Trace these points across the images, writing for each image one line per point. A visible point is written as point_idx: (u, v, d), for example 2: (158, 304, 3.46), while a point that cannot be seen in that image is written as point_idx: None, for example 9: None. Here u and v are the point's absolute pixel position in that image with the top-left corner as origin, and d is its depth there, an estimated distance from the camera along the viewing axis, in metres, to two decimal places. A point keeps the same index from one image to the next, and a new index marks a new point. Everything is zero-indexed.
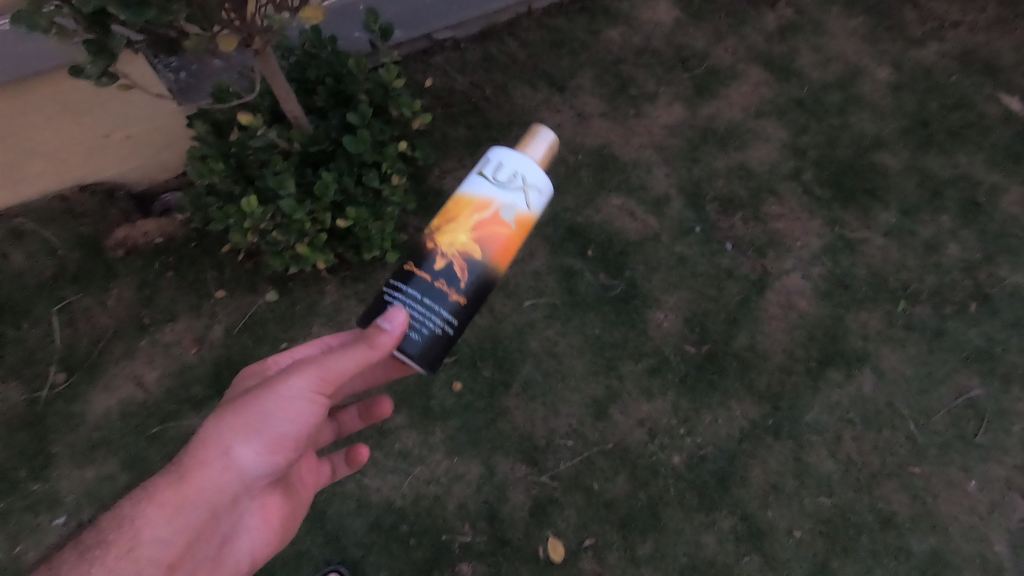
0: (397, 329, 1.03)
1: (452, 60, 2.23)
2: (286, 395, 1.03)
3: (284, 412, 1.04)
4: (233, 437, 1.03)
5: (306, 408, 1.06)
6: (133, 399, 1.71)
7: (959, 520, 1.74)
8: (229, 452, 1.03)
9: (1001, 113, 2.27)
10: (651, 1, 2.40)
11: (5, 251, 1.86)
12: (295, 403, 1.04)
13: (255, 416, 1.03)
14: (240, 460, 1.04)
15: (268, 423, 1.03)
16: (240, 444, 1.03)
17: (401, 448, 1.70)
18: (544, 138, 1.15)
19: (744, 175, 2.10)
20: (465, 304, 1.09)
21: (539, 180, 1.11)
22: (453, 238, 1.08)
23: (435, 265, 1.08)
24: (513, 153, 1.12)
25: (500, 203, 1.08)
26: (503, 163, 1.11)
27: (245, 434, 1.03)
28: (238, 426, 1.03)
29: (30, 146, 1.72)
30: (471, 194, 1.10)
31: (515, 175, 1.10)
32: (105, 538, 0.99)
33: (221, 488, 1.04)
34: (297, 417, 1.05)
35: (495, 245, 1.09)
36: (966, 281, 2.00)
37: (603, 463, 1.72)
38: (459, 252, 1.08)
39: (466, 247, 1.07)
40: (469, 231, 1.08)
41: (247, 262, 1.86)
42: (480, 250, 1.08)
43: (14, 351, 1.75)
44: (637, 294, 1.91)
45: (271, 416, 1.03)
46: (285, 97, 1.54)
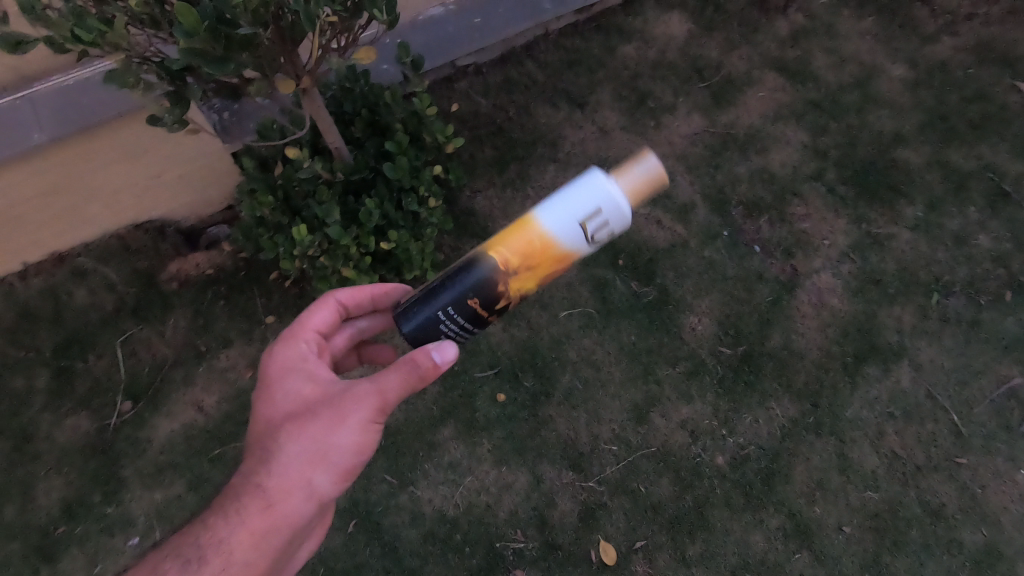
0: (449, 364, 1.08)
1: (475, 84, 2.32)
2: (354, 428, 1.09)
3: (352, 441, 1.10)
4: (311, 472, 1.10)
5: (372, 436, 1.12)
6: (195, 423, 1.81)
7: (1009, 510, 1.74)
8: (307, 484, 1.11)
9: (1020, 103, 2.29)
10: (664, 16, 2.48)
11: (68, 289, 1.97)
12: (363, 434, 1.10)
13: (327, 449, 1.10)
14: (316, 488, 1.12)
15: (340, 455, 1.10)
16: (317, 475, 1.10)
17: (450, 460, 1.76)
18: (647, 178, 1.09)
19: (767, 178, 2.14)
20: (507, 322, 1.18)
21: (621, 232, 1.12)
22: (524, 283, 1.09)
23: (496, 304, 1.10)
24: (614, 197, 1.05)
25: (579, 255, 1.09)
26: (598, 207, 1.05)
27: (321, 467, 1.10)
28: (314, 461, 1.10)
29: (91, 191, 1.82)
30: (558, 240, 1.06)
31: (606, 225, 1.07)
32: (205, 556, 1.10)
33: (302, 512, 1.13)
34: (364, 445, 1.11)
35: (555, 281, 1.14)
36: (999, 271, 2.01)
37: (647, 467, 1.75)
38: (524, 293, 1.11)
39: (531, 290, 1.11)
40: (540, 276, 1.10)
41: (293, 288, 1.96)
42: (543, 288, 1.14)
43: (82, 383, 1.85)
44: (669, 300, 1.95)
45: (343, 448, 1.09)
46: (328, 131, 1.63)
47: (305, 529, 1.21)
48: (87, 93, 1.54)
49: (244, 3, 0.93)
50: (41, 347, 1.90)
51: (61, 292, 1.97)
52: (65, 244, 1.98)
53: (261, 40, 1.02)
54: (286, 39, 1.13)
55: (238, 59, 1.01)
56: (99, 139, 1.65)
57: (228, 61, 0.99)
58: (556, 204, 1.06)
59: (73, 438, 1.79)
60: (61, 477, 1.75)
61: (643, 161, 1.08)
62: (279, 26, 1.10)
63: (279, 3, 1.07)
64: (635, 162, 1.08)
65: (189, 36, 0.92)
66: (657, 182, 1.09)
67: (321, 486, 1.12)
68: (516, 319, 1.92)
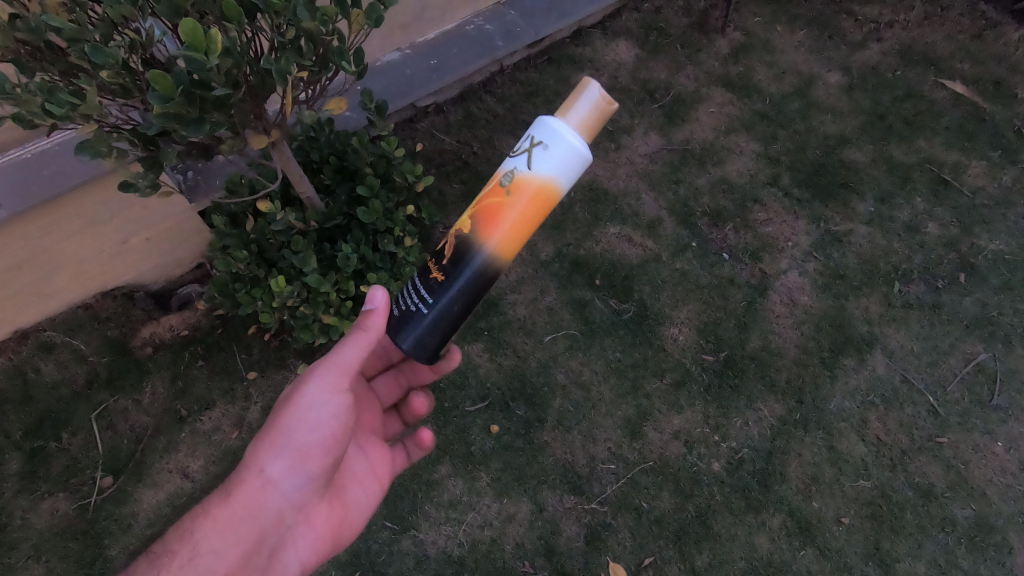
0: (377, 304, 1.14)
1: (437, 123, 2.36)
2: (309, 397, 1.11)
3: (312, 416, 1.12)
4: (268, 452, 1.11)
5: (330, 410, 1.13)
6: (182, 490, 1.75)
7: (994, 482, 1.80)
8: (267, 462, 1.10)
9: (947, 97, 2.46)
10: (612, 44, 2.59)
11: (36, 366, 1.90)
12: (318, 405, 1.11)
13: (283, 424, 1.11)
14: (276, 469, 1.11)
15: (298, 428, 1.10)
16: (276, 455, 1.11)
17: (450, 498, 1.73)
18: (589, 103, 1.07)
19: (727, 188, 2.23)
20: (441, 278, 1.10)
21: (548, 140, 1.05)
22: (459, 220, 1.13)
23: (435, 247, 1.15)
24: (552, 126, 1.06)
25: (498, 173, 1.09)
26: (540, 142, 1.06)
27: (279, 443, 1.11)
28: (271, 436, 1.11)
29: (57, 264, 1.77)
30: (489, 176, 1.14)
31: (548, 153, 1.06)
32: (170, 548, 1.06)
33: (263, 497, 1.10)
34: (324, 422, 1.12)
35: (482, 214, 1.08)
36: (951, 255, 2.13)
37: (647, 482, 1.76)
38: (452, 230, 1.12)
39: (466, 230, 1.09)
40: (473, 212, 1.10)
41: (273, 340, 1.94)
42: (470, 228, 1.09)
43: (58, 463, 1.77)
44: (648, 314, 2.00)
45: (299, 421, 1.11)
46: (299, 181, 1.63)
47: (275, 537, 1.15)
48: (53, 165, 1.52)
49: (217, 67, 0.95)
50: (10, 430, 1.81)
51: (28, 369, 1.90)
52: (30, 319, 1.91)
53: (234, 100, 1.04)
54: (255, 96, 1.16)
55: (213, 121, 1.03)
56: (65, 209, 1.62)
57: (203, 122, 1.00)
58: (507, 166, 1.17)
59: (51, 522, 1.71)
60: (40, 566, 1.66)
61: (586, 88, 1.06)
62: (249, 86, 1.13)
63: (247, 63, 1.10)
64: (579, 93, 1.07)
65: (165, 102, 0.93)
66: (597, 105, 1.07)
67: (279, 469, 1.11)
68: (501, 348, 1.93)
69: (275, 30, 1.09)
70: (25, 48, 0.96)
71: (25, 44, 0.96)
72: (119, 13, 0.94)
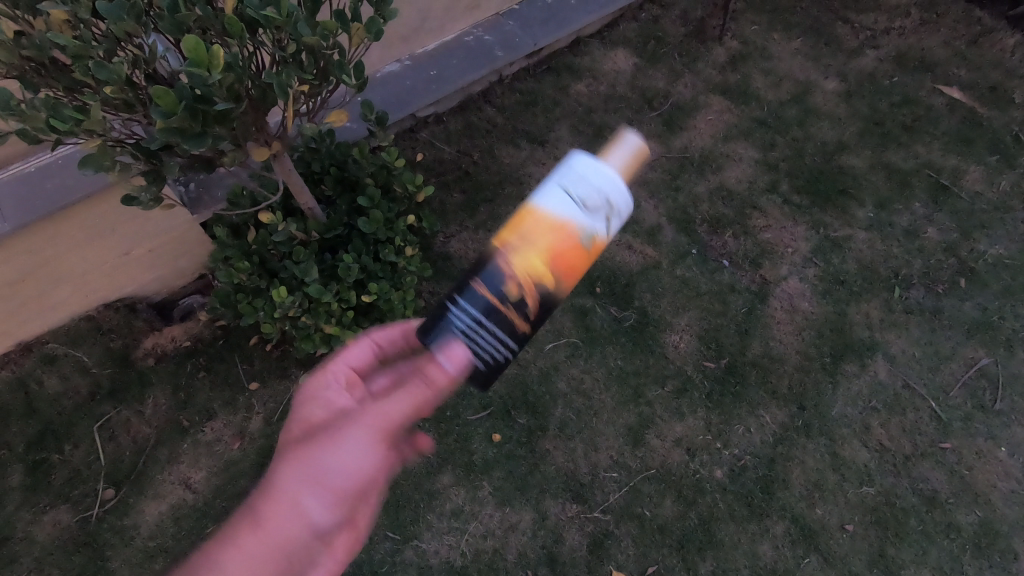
0: (454, 365, 0.97)
1: (437, 133, 2.38)
2: (353, 439, 0.97)
3: (348, 457, 0.96)
4: (298, 491, 0.96)
5: (372, 455, 0.98)
6: (184, 502, 1.74)
7: (997, 487, 1.80)
8: (298, 502, 0.96)
9: (945, 103, 2.47)
10: (610, 53, 2.61)
11: (39, 378, 1.91)
12: (362, 450, 0.97)
13: (320, 465, 0.96)
14: (308, 511, 0.96)
15: (337, 472, 0.96)
16: (308, 494, 0.96)
17: (452, 507, 1.73)
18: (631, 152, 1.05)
19: (726, 195, 2.24)
20: (521, 324, 0.98)
21: (619, 196, 1.01)
22: (529, 262, 0.96)
23: (503, 285, 0.96)
24: (607, 174, 1.01)
25: (573, 222, 0.98)
26: (593, 183, 1.00)
27: (314, 485, 0.96)
28: (306, 475, 0.96)
29: (60, 276, 1.78)
30: (545, 208, 0.98)
31: (603, 198, 1.00)
32: None
33: (291, 542, 0.96)
34: (365, 465, 0.98)
35: (560, 264, 0.98)
36: (950, 260, 2.13)
37: (650, 490, 1.76)
38: (529, 275, 0.96)
39: (551, 283, 0.97)
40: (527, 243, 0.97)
41: (274, 350, 1.94)
42: (552, 281, 0.98)
43: (60, 475, 1.78)
44: (649, 321, 2.00)
45: (338, 464, 0.96)
46: (300, 193, 1.64)
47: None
48: (57, 178, 1.54)
49: (218, 81, 0.96)
50: (12, 443, 1.81)
51: (31, 382, 1.90)
52: (32, 331, 1.92)
53: (235, 113, 1.05)
54: (257, 109, 1.17)
55: (215, 134, 1.04)
56: (70, 222, 1.63)
57: (205, 136, 1.01)
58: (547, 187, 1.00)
59: (53, 535, 1.70)
60: None
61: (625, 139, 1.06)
62: (250, 99, 1.14)
63: (248, 77, 1.11)
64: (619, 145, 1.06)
65: (167, 116, 0.94)
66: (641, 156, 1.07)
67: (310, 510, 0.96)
68: None
69: (276, 44, 1.10)
70: (29, 64, 0.97)
71: (29, 61, 0.97)
72: (123, 30, 0.94)
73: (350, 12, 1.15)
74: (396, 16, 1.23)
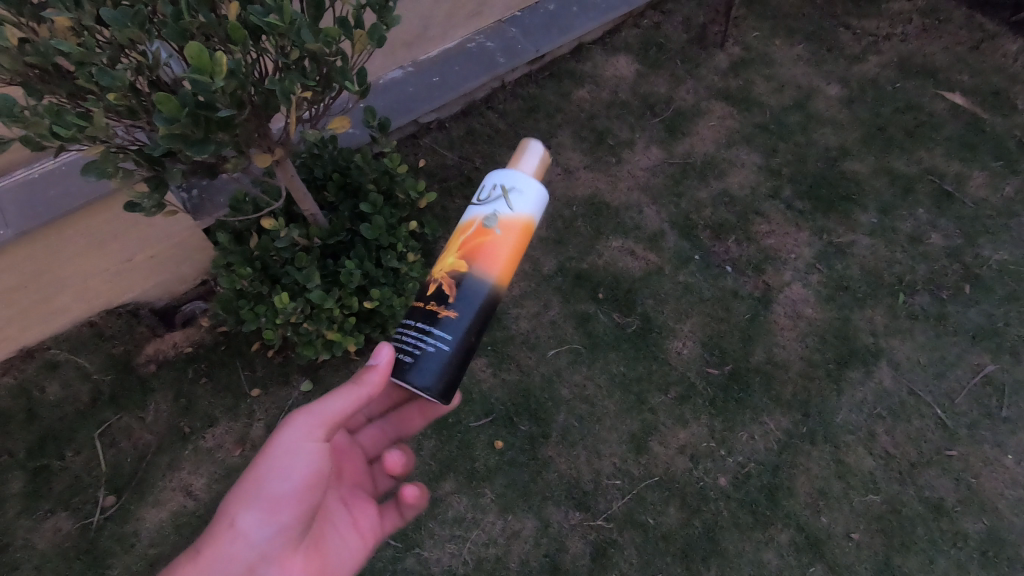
0: (382, 361, 1.13)
1: (439, 138, 2.38)
2: (288, 445, 1.08)
3: (297, 466, 1.08)
4: (239, 500, 1.06)
5: (305, 454, 1.09)
6: (184, 509, 1.74)
7: (1005, 496, 1.78)
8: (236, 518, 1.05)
9: (947, 108, 2.47)
10: (612, 59, 2.61)
11: (40, 384, 1.90)
12: (296, 452, 1.08)
13: (253, 476, 1.07)
14: (246, 523, 1.05)
15: (274, 477, 1.07)
16: (250, 504, 1.06)
17: (454, 515, 1.72)
18: (529, 157, 1.25)
19: (728, 201, 2.24)
20: (452, 316, 1.17)
21: (516, 186, 1.22)
22: (448, 263, 1.20)
23: (429, 292, 1.21)
24: (511, 176, 1.23)
25: (481, 217, 1.20)
26: (493, 186, 1.23)
27: (249, 496, 1.06)
28: (243, 488, 1.07)
29: (63, 282, 1.78)
30: (462, 222, 1.23)
31: (501, 190, 1.21)
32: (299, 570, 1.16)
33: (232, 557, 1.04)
34: (294, 466, 1.08)
35: (478, 254, 1.19)
36: (955, 265, 2.12)
37: (653, 497, 1.75)
38: (448, 272, 1.19)
39: (462, 269, 1.18)
40: (457, 253, 1.20)
41: (276, 357, 1.94)
42: (470, 269, 1.19)
43: (61, 481, 1.77)
44: (652, 327, 1.99)
45: (274, 470, 1.07)
46: (302, 198, 1.64)
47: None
48: (61, 184, 1.54)
49: (222, 88, 0.96)
50: (13, 449, 1.81)
51: (32, 387, 1.90)
52: (35, 337, 1.92)
53: (238, 120, 1.05)
54: (260, 116, 1.18)
55: (218, 141, 1.04)
56: (73, 227, 1.63)
57: (208, 143, 1.01)
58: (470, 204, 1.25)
59: (53, 542, 1.70)
60: None
61: (536, 148, 1.25)
62: (254, 106, 1.15)
63: (252, 84, 1.11)
64: (528, 151, 1.25)
65: (171, 123, 0.94)
66: (539, 157, 1.26)
67: (257, 520, 1.05)
68: (505, 364, 1.92)
69: (279, 50, 1.09)
70: (33, 71, 0.97)
71: (33, 67, 0.97)
72: (127, 37, 0.94)
73: (353, 20, 1.15)
74: (399, 23, 1.23)
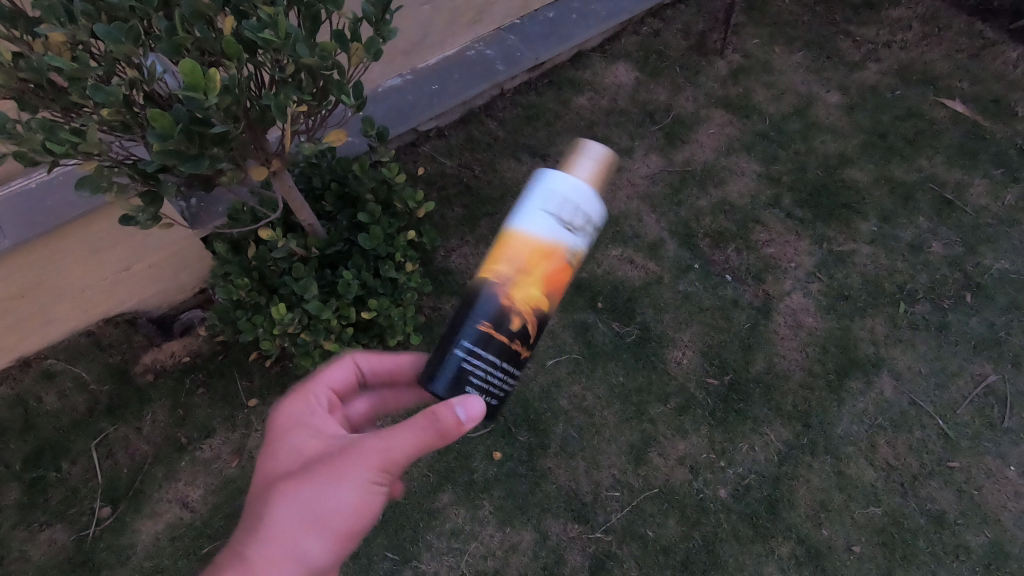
0: (474, 421, 0.90)
1: (439, 146, 2.37)
2: (355, 482, 0.90)
3: (358, 502, 0.91)
4: (294, 535, 0.88)
5: (374, 494, 0.92)
6: (180, 521, 1.73)
7: (1008, 508, 1.77)
8: (285, 552, 0.88)
9: (948, 116, 2.46)
10: (611, 67, 2.61)
11: (37, 395, 1.90)
12: (363, 492, 0.91)
13: (314, 509, 0.89)
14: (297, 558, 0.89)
15: (336, 513, 0.90)
16: (304, 537, 0.89)
17: (452, 527, 1.70)
18: (597, 162, 0.98)
19: (728, 209, 2.23)
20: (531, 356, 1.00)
21: (596, 212, 0.98)
22: (529, 292, 0.93)
23: (512, 325, 0.94)
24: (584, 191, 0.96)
25: (567, 248, 0.95)
26: (571, 202, 0.95)
27: (306, 529, 0.89)
28: (302, 521, 0.89)
29: (59, 291, 1.78)
30: (530, 236, 0.93)
31: (581, 213, 0.96)
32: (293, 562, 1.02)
33: None
34: (362, 505, 0.91)
35: (559, 292, 0.97)
36: (956, 274, 2.11)
37: (652, 509, 1.74)
38: (533, 308, 0.94)
39: (547, 307, 0.96)
40: (540, 285, 0.94)
41: (274, 366, 1.93)
42: (552, 306, 0.97)
43: (57, 493, 1.76)
44: (651, 337, 1.98)
45: (340, 507, 0.89)
46: (300, 209, 1.63)
47: None
48: (57, 195, 1.53)
49: (217, 103, 0.96)
50: (10, 461, 1.80)
51: (29, 398, 1.89)
52: (32, 347, 1.92)
53: (233, 134, 1.04)
54: (256, 129, 1.17)
55: (212, 155, 1.03)
56: (69, 238, 1.62)
57: (202, 158, 1.01)
58: (529, 212, 0.95)
59: (48, 554, 1.69)
60: None
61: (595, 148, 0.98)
62: (250, 120, 1.15)
63: (248, 98, 1.11)
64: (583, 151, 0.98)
65: (164, 139, 0.93)
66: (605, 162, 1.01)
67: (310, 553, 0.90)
68: None
69: (275, 64, 1.09)
70: (28, 86, 0.97)
71: (28, 82, 0.97)
72: (122, 52, 0.94)
73: (348, 32, 1.15)
74: (396, 35, 1.22)
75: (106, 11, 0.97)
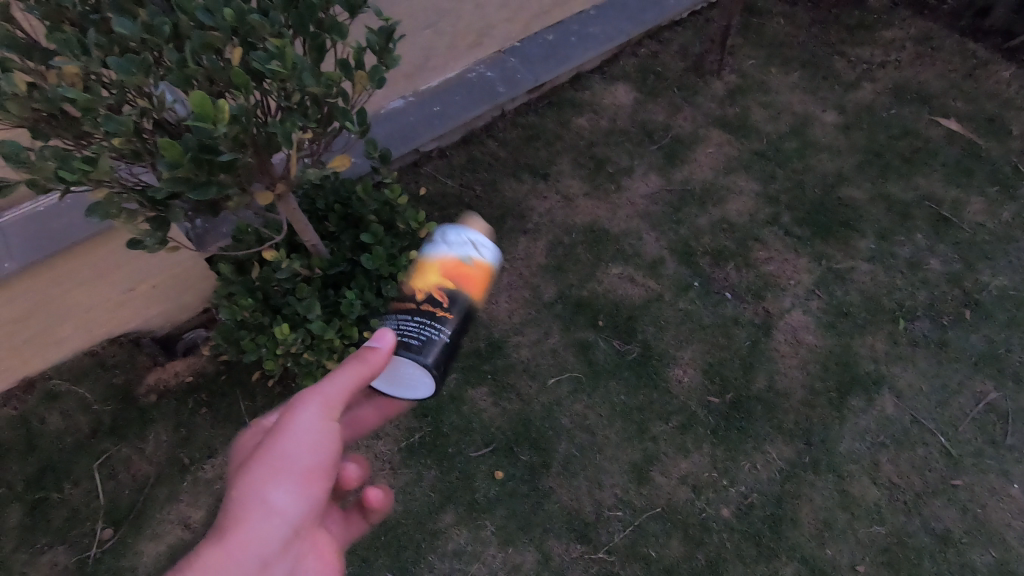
0: (384, 344, 1.21)
1: (441, 167, 2.40)
2: (303, 428, 1.10)
3: (310, 444, 1.10)
4: (270, 481, 1.06)
5: (325, 435, 1.12)
6: (182, 542, 1.72)
7: (1012, 526, 1.76)
8: (268, 501, 1.05)
9: (943, 134, 2.49)
10: (610, 87, 2.65)
11: (40, 416, 1.90)
12: (314, 433, 1.10)
13: (281, 460, 1.07)
14: (280, 505, 1.06)
15: (299, 455, 1.08)
16: (275, 487, 1.06)
17: (454, 547, 1.70)
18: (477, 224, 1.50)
19: (727, 228, 2.25)
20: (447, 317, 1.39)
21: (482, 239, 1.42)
22: (437, 284, 1.39)
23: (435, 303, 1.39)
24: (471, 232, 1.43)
25: (459, 257, 1.39)
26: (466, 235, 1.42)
27: (278, 475, 1.06)
28: (269, 472, 1.06)
29: (65, 312, 1.79)
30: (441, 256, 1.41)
31: (470, 240, 1.41)
32: None
33: (266, 539, 1.03)
34: (321, 444, 1.11)
35: (459, 282, 1.40)
36: (955, 291, 2.12)
37: (654, 529, 1.73)
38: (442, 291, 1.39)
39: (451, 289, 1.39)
40: (441, 276, 1.39)
41: (277, 386, 1.94)
42: (455, 288, 1.39)
43: (59, 515, 1.76)
44: (653, 355, 1.99)
45: (299, 450, 1.08)
46: (304, 230, 1.65)
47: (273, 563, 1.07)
48: (64, 217, 1.56)
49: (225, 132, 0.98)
50: (13, 482, 1.80)
51: (32, 419, 1.90)
52: (37, 367, 1.93)
53: (240, 161, 1.07)
54: (262, 154, 1.20)
55: (219, 181, 1.06)
56: (75, 259, 1.64)
57: (210, 185, 1.04)
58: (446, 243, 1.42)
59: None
60: None
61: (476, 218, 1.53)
62: (257, 146, 1.17)
63: (254, 126, 1.14)
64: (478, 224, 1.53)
65: (174, 168, 0.96)
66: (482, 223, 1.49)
67: (283, 497, 1.06)
68: (506, 392, 1.92)
69: (281, 93, 1.11)
70: (41, 116, 1.00)
71: (40, 112, 0.99)
72: (132, 83, 0.96)
73: (353, 61, 1.18)
74: (399, 63, 1.26)
75: (119, 44, 1.00)
